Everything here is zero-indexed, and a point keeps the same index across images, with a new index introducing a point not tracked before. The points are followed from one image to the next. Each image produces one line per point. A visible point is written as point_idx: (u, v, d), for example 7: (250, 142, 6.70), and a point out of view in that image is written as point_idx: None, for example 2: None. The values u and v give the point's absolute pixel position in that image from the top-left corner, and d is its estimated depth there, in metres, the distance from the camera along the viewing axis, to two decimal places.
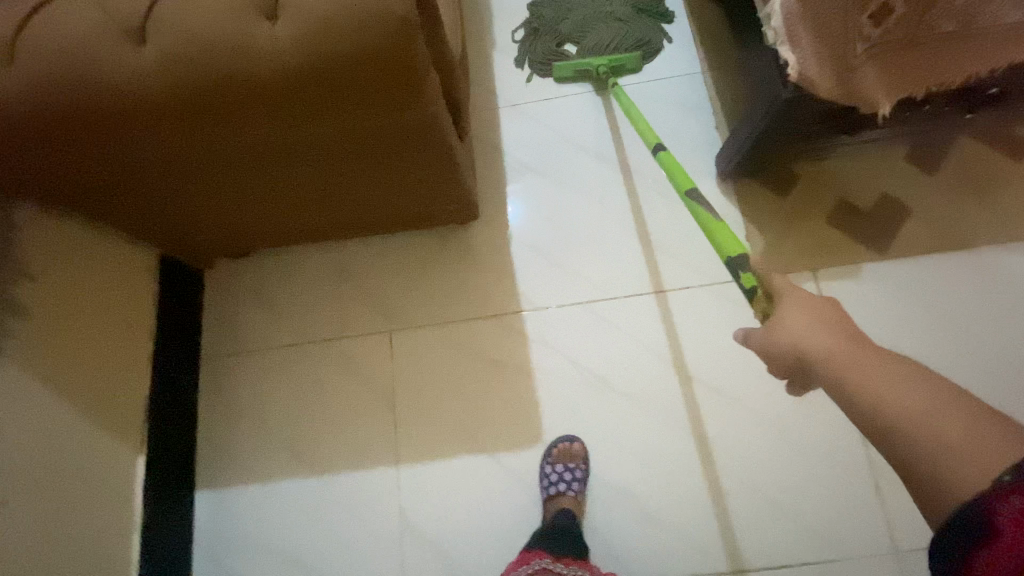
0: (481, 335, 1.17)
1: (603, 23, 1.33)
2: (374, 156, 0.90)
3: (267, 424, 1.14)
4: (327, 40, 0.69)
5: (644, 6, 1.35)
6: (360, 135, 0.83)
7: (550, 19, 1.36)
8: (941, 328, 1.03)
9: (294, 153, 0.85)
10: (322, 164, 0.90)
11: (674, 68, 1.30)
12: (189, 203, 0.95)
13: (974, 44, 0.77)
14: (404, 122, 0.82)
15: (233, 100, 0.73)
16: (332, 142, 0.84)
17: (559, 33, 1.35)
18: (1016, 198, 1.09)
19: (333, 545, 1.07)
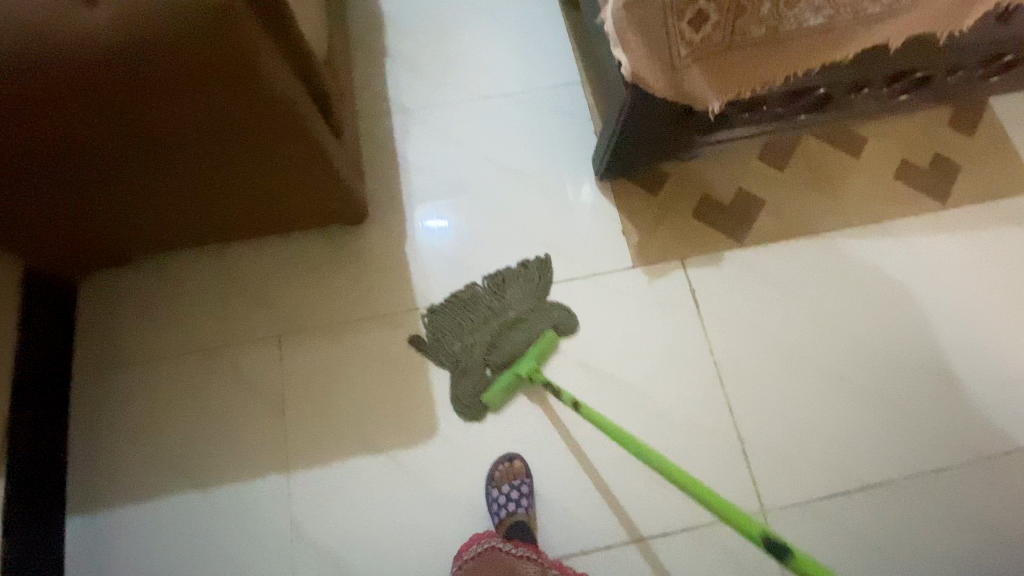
0: (372, 335, 1.19)
1: (514, 330, 1.18)
2: (235, 148, 0.87)
3: (155, 437, 1.13)
4: (153, 21, 0.66)
5: (535, 291, 1.22)
6: (214, 125, 0.81)
7: (455, 360, 1.16)
8: (791, 302, 1.23)
9: (149, 145, 0.82)
10: (184, 158, 0.87)
11: (557, 75, 1.40)
12: (48, 198, 0.91)
13: (782, 47, 0.90)
14: (257, 112, 0.81)
15: (64, 87, 0.69)
16: (185, 134, 0.81)
17: (473, 365, 1.16)
18: (846, 188, 1.31)
19: (228, 556, 1.07)
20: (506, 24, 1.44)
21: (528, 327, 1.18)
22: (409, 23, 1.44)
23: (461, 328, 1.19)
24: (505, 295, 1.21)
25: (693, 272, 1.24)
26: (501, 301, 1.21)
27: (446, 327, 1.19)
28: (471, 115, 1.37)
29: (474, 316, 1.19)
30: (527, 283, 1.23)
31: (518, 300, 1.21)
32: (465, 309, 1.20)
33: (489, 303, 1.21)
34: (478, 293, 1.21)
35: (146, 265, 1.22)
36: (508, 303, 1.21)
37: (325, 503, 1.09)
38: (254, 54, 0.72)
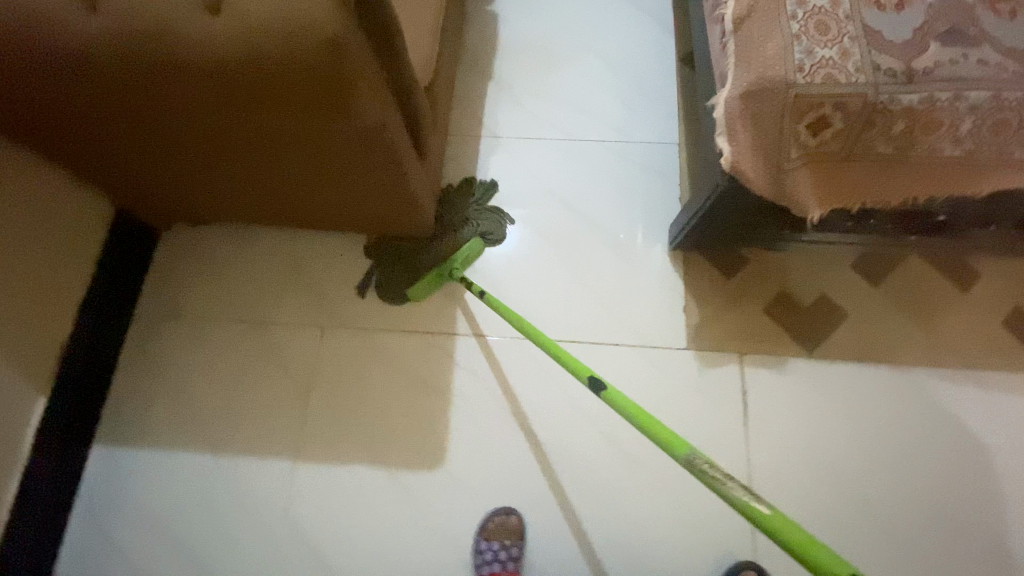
0: (407, 350, 1.19)
1: (444, 233, 1.24)
2: (323, 157, 0.90)
3: (186, 392, 1.17)
4: (264, 40, 0.68)
5: (475, 202, 1.29)
6: (309, 136, 0.84)
7: (389, 261, 1.23)
8: (846, 430, 1.13)
9: (238, 137, 0.86)
10: (268, 152, 0.90)
11: (655, 132, 1.36)
12: (144, 159, 0.97)
13: (908, 170, 0.82)
14: (343, 131, 0.82)
15: (171, 78, 0.73)
16: (272, 135, 0.84)
17: (403, 265, 1.23)
18: (945, 324, 1.18)
19: (218, 527, 1.09)
20: (615, 71, 1.42)
21: (459, 233, 1.25)
22: (521, 51, 1.45)
23: None
24: (448, 203, 1.29)
25: (748, 370, 1.15)
26: (439, 209, 1.28)
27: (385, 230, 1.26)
28: (557, 154, 1.35)
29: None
30: (467, 198, 1.30)
31: (455, 210, 1.28)
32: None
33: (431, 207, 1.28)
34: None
35: (221, 229, 1.28)
36: (450, 210, 1.28)
37: (317, 502, 1.10)
38: (360, 84, 0.74)
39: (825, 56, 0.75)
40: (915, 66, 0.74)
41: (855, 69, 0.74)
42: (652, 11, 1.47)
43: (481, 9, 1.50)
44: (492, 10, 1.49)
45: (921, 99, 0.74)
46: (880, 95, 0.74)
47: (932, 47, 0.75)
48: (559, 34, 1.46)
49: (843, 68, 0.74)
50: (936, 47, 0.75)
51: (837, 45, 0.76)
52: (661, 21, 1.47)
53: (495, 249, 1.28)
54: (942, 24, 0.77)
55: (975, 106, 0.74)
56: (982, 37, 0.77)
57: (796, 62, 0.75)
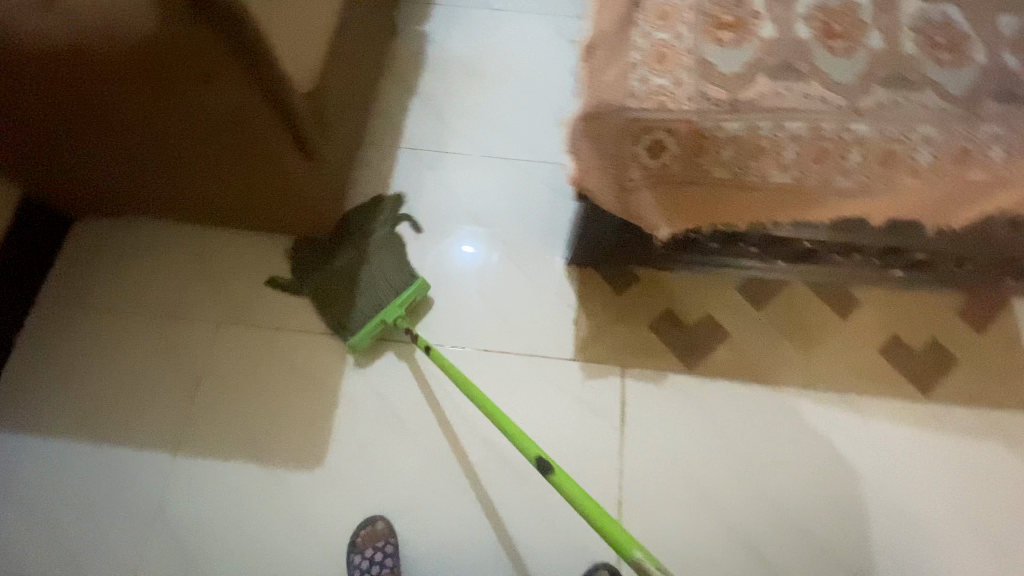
0: (300, 350, 1.21)
1: (369, 265, 1.26)
2: (204, 148, 0.98)
3: (78, 379, 1.19)
4: (115, 18, 0.76)
5: (388, 228, 1.31)
6: (182, 125, 0.92)
7: (323, 304, 1.23)
8: (720, 446, 1.15)
9: (120, 126, 0.93)
10: (152, 143, 0.97)
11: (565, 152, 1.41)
12: (44, 157, 1.03)
13: (744, 195, 0.87)
14: (210, 107, 0.89)
15: (41, 64, 0.81)
16: (148, 120, 0.91)
17: (337, 306, 1.22)
18: (823, 349, 1.22)
19: (94, 515, 1.10)
20: (534, 93, 1.48)
21: (383, 263, 1.26)
22: (446, 68, 1.51)
23: (318, 263, 1.26)
24: (363, 233, 1.30)
25: (629, 383, 1.19)
26: (355, 238, 1.29)
27: (307, 271, 1.26)
28: (470, 168, 1.40)
29: (330, 255, 1.27)
30: (378, 221, 1.32)
31: (369, 235, 1.30)
32: (321, 250, 1.28)
33: (346, 239, 1.29)
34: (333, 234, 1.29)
35: (134, 225, 1.32)
36: (365, 239, 1.29)
37: (196, 493, 1.11)
38: (212, 71, 0.83)
39: (659, 84, 0.81)
40: (741, 97, 0.80)
41: (685, 98, 0.80)
42: (575, 38, 1.54)
43: (413, 27, 1.56)
44: (423, 28, 1.56)
45: (744, 128, 0.80)
46: (707, 122, 0.80)
47: (761, 79, 0.81)
48: (485, 54, 1.52)
49: (674, 96, 0.80)
50: (764, 80, 0.81)
51: (672, 75, 0.81)
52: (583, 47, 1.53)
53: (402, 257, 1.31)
54: (775, 58, 0.82)
55: (795, 135, 0.80)
56: (815, 71, 0.82)
57: (631, 89, 0.81)
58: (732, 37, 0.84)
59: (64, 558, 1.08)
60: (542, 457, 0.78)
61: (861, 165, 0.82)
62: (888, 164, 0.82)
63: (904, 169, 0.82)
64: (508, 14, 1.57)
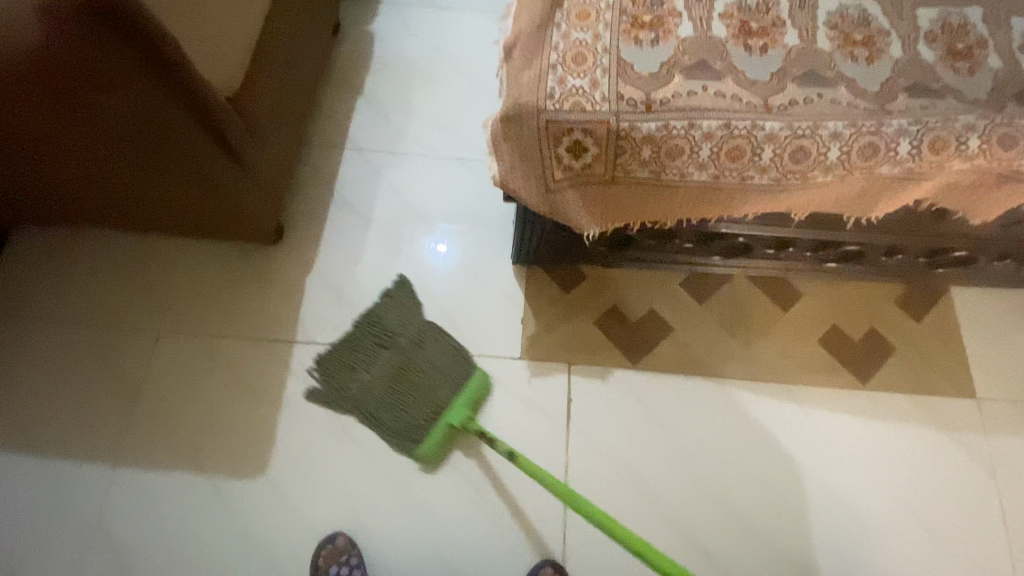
0: (244, 357, 1.21)
1: (414, 362, 1.18)
2: (129, 160, 0.97)
3: (14, 392, 1.17)
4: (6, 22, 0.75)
5: (418, 317, 1.24)
6: (102, 138, 0.92)
7: (376, 412, 1.15)
8: (664, 441, 1.17)
9: (37, 138, 0.92)
10: (73, 153, 0.95)
11: None
12: None
13: (667, 193, 0.87)
14: (121, 111, 0.87)
15: None
16: (63, 129, 0.90)
17: (393, 413, 1.15)
18: (765, 341, 1.24)
19: (32, 531, 1.08)
20: (482, 93, 1.48)
21: (427, 355, 1.19)
22: (394, 69, 1.50)
23: (355, 370, 1.19)
24: (393, 327, 1.22)
25: (575, 381, 1.20)
26: (389, 336, 1.22)
27: (347, 380, 1.18)
28: (417, 170, 1.39)
29: (369, 360, 1.20)
30: (406, 310, 1.24)
31: (401, 328, 1.22)
32: (357, 355, 1.20)
33: (377, 339, 1.21)
34: (365, 337, 1.22)
35: (74, 235, 1.30)
36: (395, 335, 1.22)
37: (137, 507, 1.10)
38: (113, 80, 0.82)
39: (576, 85, 0.81)
40: (655, 96, 0.81)
41: (600, 98, 0.81)
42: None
43: (361, 28, 1.55)
44: (370, 29, 1.55)
45: (659, 126, 0.81)
46: (622, 122, 0.80)
47: (676, 78, 0.82)
48: (433, 55, 1.52)
49: (589, 96, 0.81)
50: (679, 79, 0.82)
51: (589, 75, 0.82)
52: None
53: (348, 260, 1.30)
54: (690, 57, 0.83)
55: (709, 133, 0.81)
56: (729, 70, 0.83)
57: (547, 90, 0.81)
58: (649, 37, 0.85)
59: None
60: None
61: (773, 161, 0.83)
62: (800, 160, 0.83)
63: (817, 165, 0.83)
64: (455, 14, 1.57)
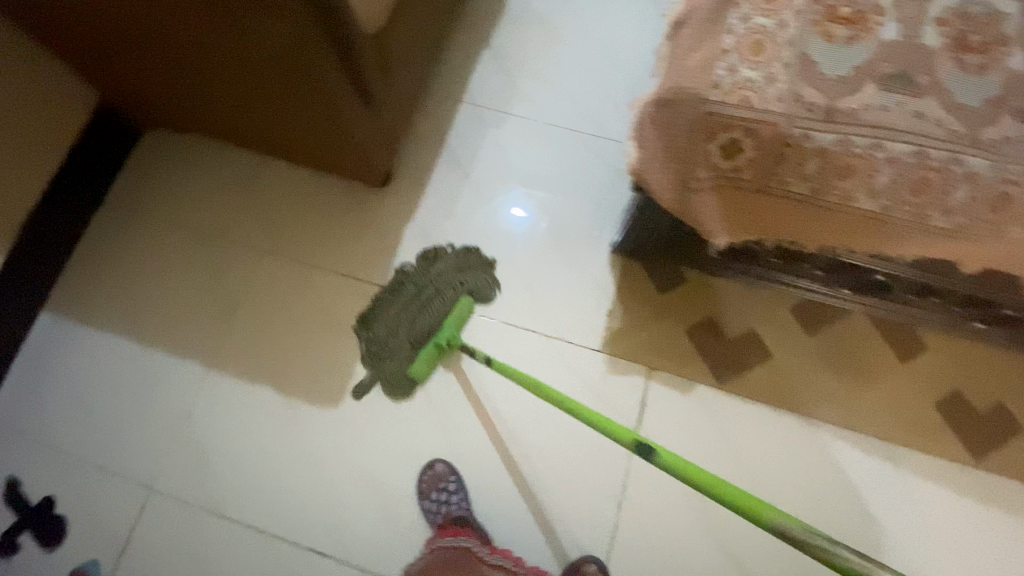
0: (333, 293, 1.23)
1: (434, 303, 1.19)
2: (268, 84, 0.98)
3: (129, 282, 1.26)
4: None
5: (456, 266, 1.23)
6: (249, 58, 0.93)
7: (384, 340, 1.18)
8: (737, 470, 1.10)
9: (191, 48, 0.94)
10: (219, 68, 0.97)
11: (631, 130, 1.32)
12: (124, 68, 1.07)
13: (822, 214, 0.78)
14: (272, 38, 0.87)
15: None
16: (216, 44, 0.91)
17: (399, 342, 1.18)
18: (871, 390, 1.13)
19: (126, 409, 1.18)
20: (609, 64, 1.39)
21: (449, 301, 1.19)
22: (523, 26, 1.43)
23: (386, 311, 1.20)
24: (427, 271, 1.22)
25: (654, 387, 1.14)
26: (425, 281, 1.21)
27: (379, 320, 1.20)
28: (529, 134, 1.34)
29: (399, 302, 1.20)
30: (448, 262, 1.23)
31: (438, 276, 1.22)
32: (392, 296, 1.21)
33: (412, 282, 1.22)
34: (404, 281, 1.22)
35: (197, 143, 1.35)
36: (429, 280, 1.22)
37: (218, 411, 1.17)
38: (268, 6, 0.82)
39: (748, 77, 0.72)
40: (840, 105, 0.71)
41: (774, 97, 0.71)
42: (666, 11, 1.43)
43: None
44: None
45: (836, 140, 0.71)
46: (794, 128, 0.71)
47: (867, 88, 0.71)
48: (567, 14, 1.44)
49: (762, 93, 0.71)
50: (871, 90, 0.71)
51: (765, 68, 0.72)
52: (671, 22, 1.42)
53: (446, 215, 1.28)
54: (890, 65, 0.72)
55: (894, 158, 0.71)
56: (935, 87, 0.71)
57: (714, 79, 0.73)
58: (845, 34, 0.73)
59: (96, 449, 1.16)
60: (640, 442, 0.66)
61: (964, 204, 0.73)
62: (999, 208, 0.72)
63: None
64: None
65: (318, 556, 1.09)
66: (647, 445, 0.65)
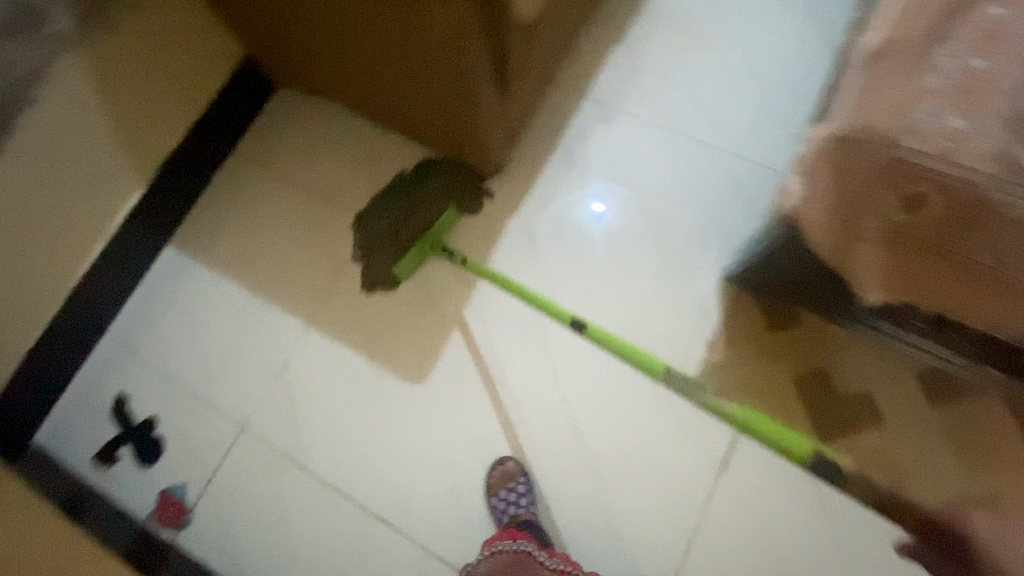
0: (433, 275, 1.26)
1: (422, 209, 1.26)
2: (415, 72, 1.00)
3: (246, 231, 1.33)
4: None
5: (448, 177, 1.28)
6: (405, 46, 0.94)
7: (374, 239, 1.27)
8: (823, 534, 1.03)
9: (352, 26, 0.97)
10: (373, 50, 1.00)
11: (763, 152, 1.28)
12: (282, 35, 1.12)
13: (1010, 291, 0.69)
14: (434, 33, 0.88)
15: None
16: (378, 27, 0.93)
17: (386, 242, 1.26)
18: (994, 482, 1.02)
19: (229, 349, 1.26)
20: (752, 84, 1.34)
21: (436, 209, 1.26)
22: (666, 32, 1.39)
23: (379, 213, 1.28)
24: (422, 180, 1.29)
25: (747, 430, 1.09)
26: (416, 188, 1.28)
27: (372, 221, 1.28)
28: (653, 141, 1.31)
29: (391, 205, 1.28)
30: (443, 174, 1.29)
31: (430, 185, 1.28)
32: (386, 200, 1.29)
33: (405, 188, 1.29)
34: (399, 187, 1.29)
35: (325, 106, 1.40)
36: (420, 186, 1.28)
37: (312, 366, 1.23)
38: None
39: (951, 127, 0.64)
40: None
41: (977, 154, 0.62)
42: (824, 37, 1.35)
43: None
44: None
45: None
46: (1002, 194, 0.62)
47: None
48: (712, 22, 1.40)
49: (966, 148, 0.63)
50: None
51: (973, 118, 0.64)
52: (827, 49, 1.35)
53: (554, 215, 1.27)
54: None
55: None
56: None
57: (912, 123, 0.65)
58: None
59: (199, 380, 1.25)
60: (576, 320, 1.13)
61: None
62: None
63: None
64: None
65: (383, 523, 1.13)
66: (581, 322, 1.13)
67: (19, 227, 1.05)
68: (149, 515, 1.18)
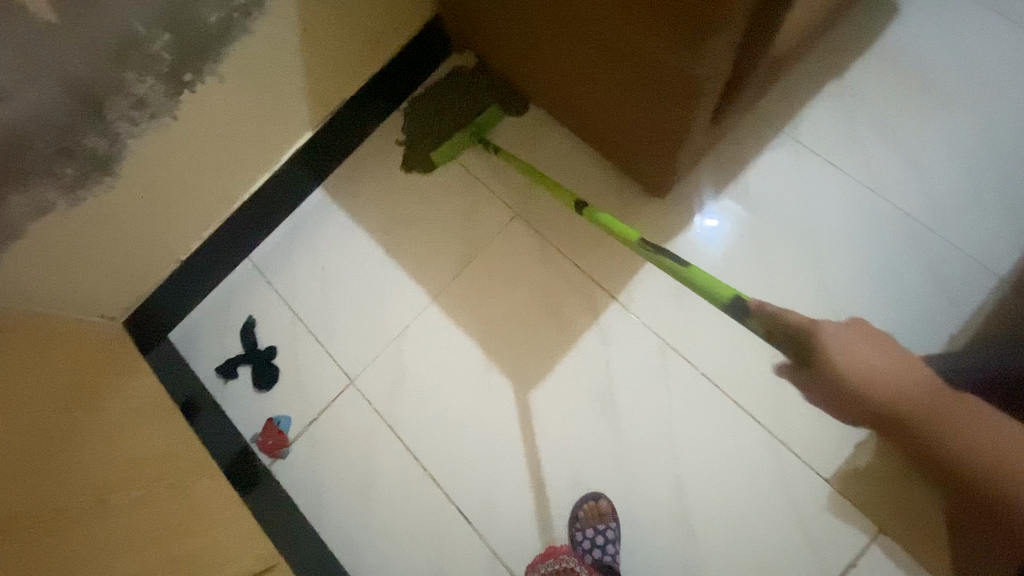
0: (567, 285, 1.21)
1: (468, 103, 1.33)
2: (625, 95, 0.95)
3: (393, 191, 1.34)
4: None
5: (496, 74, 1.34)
6: (628, 71, 0.89)
7: (420, 122, 1.36)
8: None
9: (577, 35, 0.92)
10: (589, 61, 0.95)
11: (972, 241, 1.14)
12: (493, 17, 1.09)
13: None
14: (669, 71, 0.82)
15: None
16: (607, 47, 0.88)
17: (431, 126, 1.35)
18: None
19: (354, 303, 1.29)
20: (979, 159, 1.18)
21: (482, 105, 1.33)
22: (899, 85, 1.25)
23: (429, 100, 1.36)
24: (473, 76, 1.35)
25: (873, 547, 1.00)
26: (467, 82, 1.35)
27: (422, 106, 1.36)
28: (844, 197, 1.19)
29: (440, 93, 1.35)
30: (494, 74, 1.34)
31: (480, 81, 1.34)
32: (437, 88, 1.36)
33: (456, 81, 1.36)
34: (451, 79, 1.36)
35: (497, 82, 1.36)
36: (471, 81, 1.35)
37: (426, 343, 1.23)
38: (718, 28, 0.71)
39: None
40: None
41: None
42: None
43: (875, 8, 1.30)
44: (886, 15, 1.29)
45: None
46: None
47: None
48: (946, 80, 1.24)
49: None
50: None
51: None
52: None
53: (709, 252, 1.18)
54: None
55: None
56: None
57: None
58: None
59: (320, 325, 1.29)
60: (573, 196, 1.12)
61: None
62: None
63: None
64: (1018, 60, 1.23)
65: (463, 518, 1.13)
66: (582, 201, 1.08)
67: (207, 151, 1.10)
68: (252, 437, 1.24)
